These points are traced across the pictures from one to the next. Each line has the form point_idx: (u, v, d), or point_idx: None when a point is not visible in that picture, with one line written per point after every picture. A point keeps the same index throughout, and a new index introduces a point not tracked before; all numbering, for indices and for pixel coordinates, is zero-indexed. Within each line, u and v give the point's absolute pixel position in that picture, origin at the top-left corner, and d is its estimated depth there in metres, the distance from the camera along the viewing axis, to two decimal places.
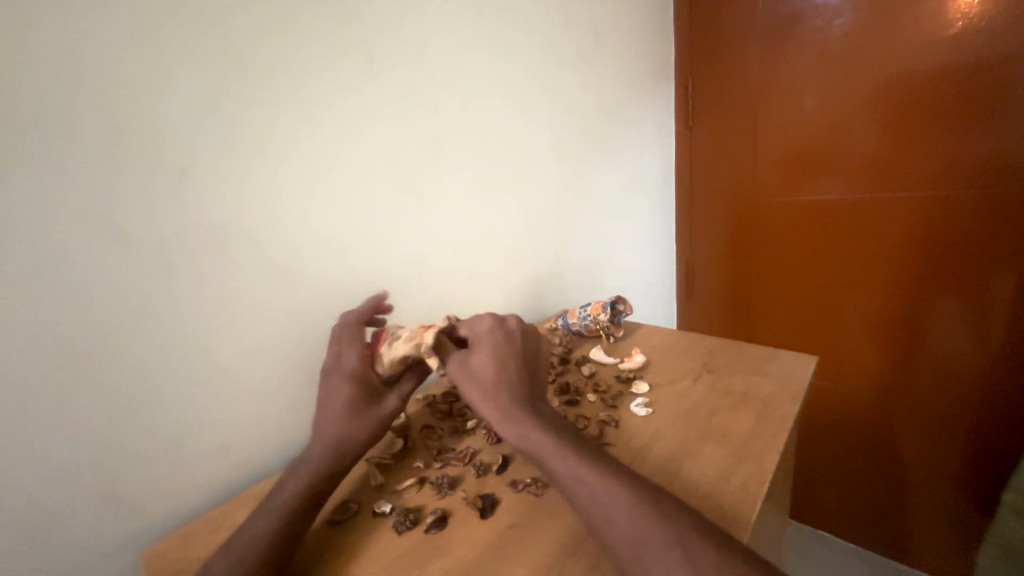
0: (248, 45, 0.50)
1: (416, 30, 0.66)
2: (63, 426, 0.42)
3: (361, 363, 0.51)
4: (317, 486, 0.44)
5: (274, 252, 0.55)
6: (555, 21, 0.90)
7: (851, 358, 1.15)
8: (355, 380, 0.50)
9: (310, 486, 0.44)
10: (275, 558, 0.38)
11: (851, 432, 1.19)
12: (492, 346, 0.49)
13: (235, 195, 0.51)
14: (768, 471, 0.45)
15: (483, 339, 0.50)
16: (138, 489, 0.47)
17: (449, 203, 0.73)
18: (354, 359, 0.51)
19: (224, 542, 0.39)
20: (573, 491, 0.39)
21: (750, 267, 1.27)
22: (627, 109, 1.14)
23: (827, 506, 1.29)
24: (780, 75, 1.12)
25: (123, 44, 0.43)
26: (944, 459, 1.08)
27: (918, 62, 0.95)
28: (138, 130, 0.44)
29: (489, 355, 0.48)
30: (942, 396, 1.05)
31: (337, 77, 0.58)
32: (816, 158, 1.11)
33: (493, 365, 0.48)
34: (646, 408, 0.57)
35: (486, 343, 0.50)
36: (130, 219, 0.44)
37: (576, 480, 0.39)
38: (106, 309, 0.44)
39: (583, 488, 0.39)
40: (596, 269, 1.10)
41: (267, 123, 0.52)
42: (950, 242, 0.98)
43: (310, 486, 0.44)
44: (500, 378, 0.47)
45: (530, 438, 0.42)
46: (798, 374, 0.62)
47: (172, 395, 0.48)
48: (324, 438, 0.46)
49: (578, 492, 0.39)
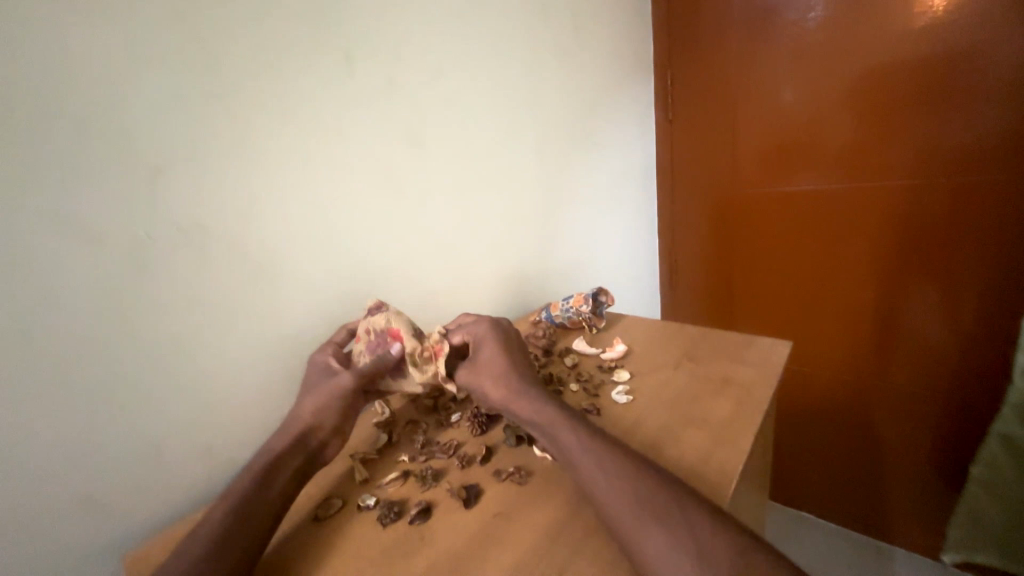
0: (219, 39, 0.49)
1: (392, 22, 0.65)
2: (36, 432, 0.41)
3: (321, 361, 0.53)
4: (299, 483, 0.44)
5: (252, 250, 0.54)
6: (534, 13, 0.90)
7: (827, 344, 1.19)
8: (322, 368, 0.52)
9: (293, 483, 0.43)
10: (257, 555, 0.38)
11: (829, 415, 1.23)
12: (497, 344, 0.52)
13: (210, 192, 0.50)
14: (745, 453, 0.47)
15: (485, 337, 0.53)
16: (117, 494, 0.46)
17: (430, 197, 0.73)
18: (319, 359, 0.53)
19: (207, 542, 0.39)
20: (580, 465, 0.41)
21: (730, 257, 1.30)
22: (608, 102, 1.14)
23: (807, 488, 1.33)
24: (758, 68, 1.14)
25: (88, 36, 0.41)
26: (917, 438, 1.12)
27: (889, 54, 0.97)
28: (106, 125, 0.43)
29: (496, 351, 0.51)
30: (915, 379, 1.09)
31: (313, 71, 0.57)
32: (793, 150, 1.13)
33: (502, 359, 0.51)
34: (627, 396, 0.58)
35: (490, 342, 0.53)
36: (100, 217, 0.43)
37: (581, 453, 0.42)
38: (79, 311, 0.42)
39: (587, 461, 0.41)
40: (580, 262, 1.11)
41: (242, 118, 0.52)
42: (920, 229, 1.02)
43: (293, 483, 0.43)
44: (510, 369, 0.50)
45: (544, 412, 0.46)
46: (774, 359, 0.64)
47: (151, 397, 0.48)
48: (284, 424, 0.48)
49: (584, 465, 0.41)
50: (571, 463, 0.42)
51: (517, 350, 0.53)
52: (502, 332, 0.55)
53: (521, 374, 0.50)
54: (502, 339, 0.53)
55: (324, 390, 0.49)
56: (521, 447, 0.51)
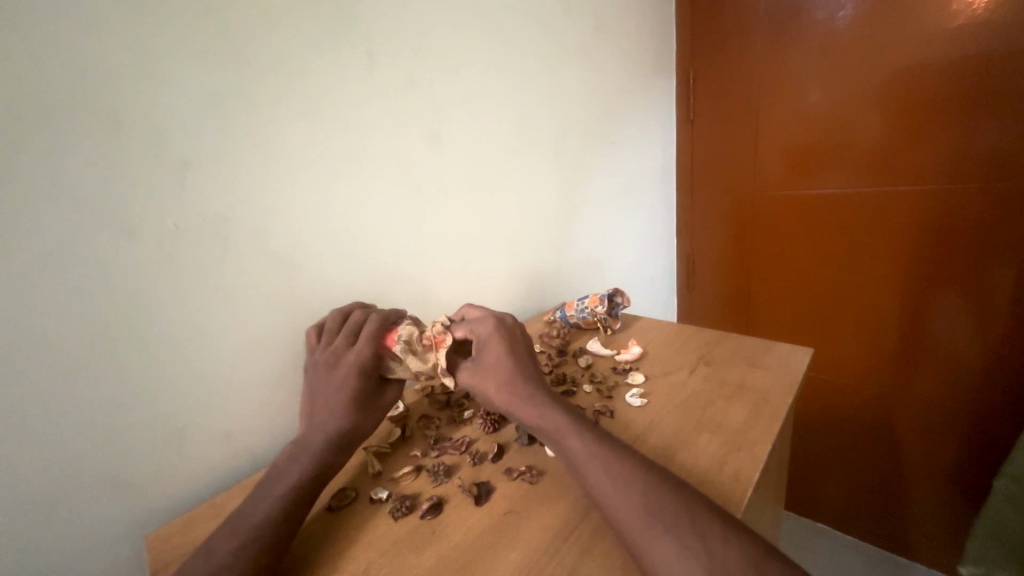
0: (247, 36, 0.50)
1: (413, 20, 0.65)
2: (67, 414, 0.43)
3: (370, 356, 0.51)
4: (314, 473, 0.45)
5: (273, 243, 0.55)
6: (554, 12, 0.89)
7: (849, 352, 1.16)
8: (355, 365, 0.50)
9: (308, 474, 0.44)
10: (272, 543, 0.38)
11: (849, 425, 1.20)
12: (501, 343, 0.50)
13: (235, 185, 0.51)
14: (762, 460, 0.46)
15: (490, 338, 0.51)
16: (141, 477, 0.48)
17: (447, 195, 0.73)
18: (366, 350, 0.51)
19: (224, 527, 0.40)
20: (591, 475, 0.40)
21: (749, 260, 1.28)
22: (628, 101, 1.13)
23: (824, 499, 1.30)
24: (783, 67, 1.11)
25: (123, 33, 0.42)
26: (942, 452, 1.08)
27: (922, 53, 0.94)
28: (138, 119, 0.44)
29: (503, 354, 0.49)
30: (942, 391, 1.05)
31: (336, 68, 0.58)
32: (817, 152, 1.10)
33: (506, 360, 0.49)
34: (641, 399, 0.58)
35: (495, 343, 0.50)
36: (131, 209, 0.44)
37: (593, 464, 0.41)
38: (109, 298, 0.44)
39: (596, 472, 0.40)
40: (596, 263, 1.10)
41: (266, 114, 0.53)
42: (951, 236, 0.98)
43: (308, 474, 0.44)
44: (517, 371, 0.48)
45: (551, 417, 0.45)
46: (794, 366, 0.62)
47: (174, 384, 0.49)
48: (321, 429, 0.47)
49: (595, 477, 0.40)
50: (580, 473, 0.41)
51: (522, 348, 0.52)
52: (506, 329, 0.53)
53: (527, 377, 0.48)
54: (507, 337, 0.51)
55: (381, 406, 0.52)
56: (533, 447, 0.51)
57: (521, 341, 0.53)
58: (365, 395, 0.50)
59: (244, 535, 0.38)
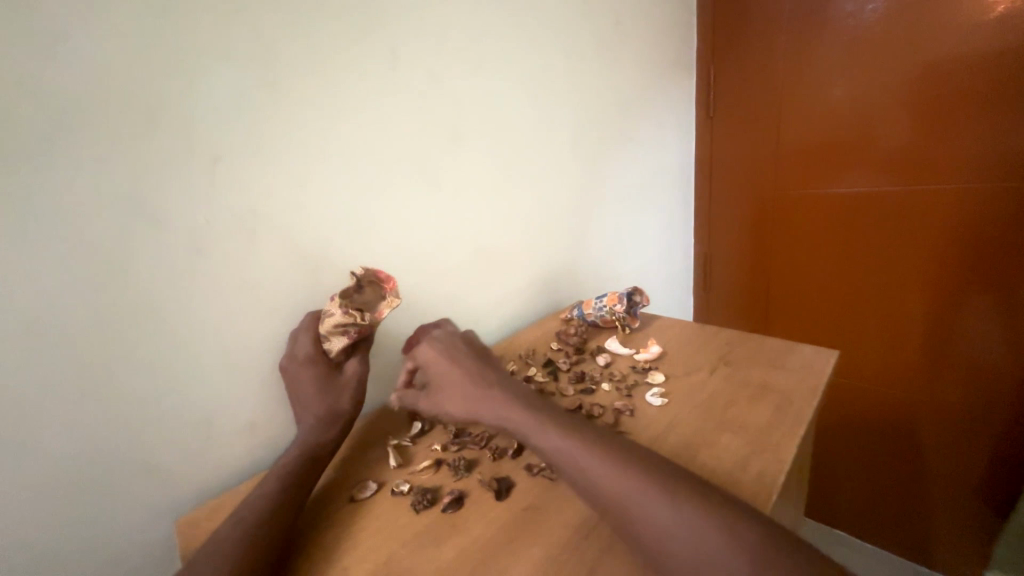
0: (276, 37, 0.51)
1: (434, 17, 0.66)
2: (105, 400, 0.44)
3: (313, 347, 0.53)
4: None
5: (298, 238, 0.56)
6: (574, 8, 0.88)
7: (872, 355, 1.13)
8: (305, 360, 0.52)
9: None
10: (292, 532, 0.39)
11: (871, 429, 1.17)
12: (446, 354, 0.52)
13: (261, 182, 0.52)
14: (787, 462, 0.45)
15: (434, 350, 0.52)
16: (170, 463, 0.49)
17: (466, 191, 0.74)
18: (305, 343, 0.53)
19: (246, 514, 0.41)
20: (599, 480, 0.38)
21: (768, 260, 1.25)
22: (648, 98, 1.12)
23: (844, 505, 1.27)
24: (807, 63, 1.08)
25: (159, 35, 0.44)
26: (969, 459, 1.04)
27: (954, 47, 0.91)
28: (173, 117, 0.45)
29: (447, 371, 0.50)
30: (970, 396, 1.01)
31: (359, 66, 0.59)
32: (841, 150, 1.07)
33: (454, 375, 0.49)
34: (662, 398, 0.57)
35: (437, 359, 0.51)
36: (166, 204, 0.46)
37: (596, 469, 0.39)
38: (144, 290, 0.45)
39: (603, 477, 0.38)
40: (613, 261, 1.09)
41: (292, 112, 0.53)
42: (984, 237, 0.94)
43: None
44: (467, 380, 0.49)
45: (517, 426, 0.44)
46: (819, 367, 0.61)
47: (202, 374, 0.51)
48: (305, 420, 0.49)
49: (603, 481, 0.38)
50: (583, 479, 0.39)
51: (464, 356, 0.51)
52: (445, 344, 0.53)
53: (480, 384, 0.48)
54: (443, 349, 0.52)
55: (345, 385, 0.52)
56: None
57: (459, 348, 0.53)
58: (321, 379, 0.52)
59: (268, 522, 0.39)
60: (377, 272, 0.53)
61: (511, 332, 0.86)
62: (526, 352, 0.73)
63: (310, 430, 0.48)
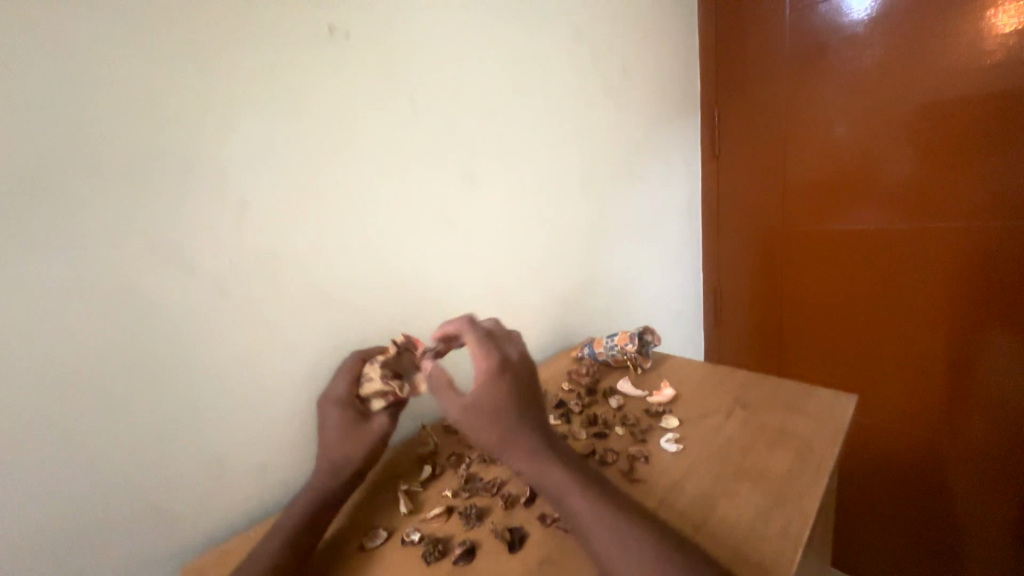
0: (305, 93, 0.55)
1: (453, 70, 0.70)
2: (124, 439, 0.45)
3: (347, 390, 0.53)
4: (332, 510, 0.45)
5: (318, 279, 0.58)
6: (585, 60, 0.93)
7: (891, 396, 1.10)
8: (338, 402, 0.52)
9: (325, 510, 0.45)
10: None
11: (895, 472, 1.12)
12: (506, 379, 0.45)
13: (286, 225, 0.55)
14: (809, 515, 0.43)
15: (496, 371, 0.45)
16: (180, 505, 0.49)
17: (480, 231, 0.76)
18: (342, 384, 0.53)
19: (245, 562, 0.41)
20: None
21: (776, 294, 1.25)
22: (654, 139, 1.15)
23: (871, 554, 1.20)
24: (809, 104, 1.12)
25: (200, 95, 0.48)
26: (1002, 508, 0.99)
27: (955, 91, 0.93)
28: (208, 167, 0.49)
29: (507, 394, 0.44)
30: (997, 439, 0.97)
31: (383, 118, 0.62)
32: (848, 187, 1.09)
33: (509, 402, 0.44)
34: (677, 444, 0.56)
35: (499, 380, 0.45)
36: (196, 248, 0.48)
37: None
38: (170, 331, 0.47)
39: None
40: (624, 297, 1.09)
41: (316, 160, 0.56)
42: (997, 277, 0.93)
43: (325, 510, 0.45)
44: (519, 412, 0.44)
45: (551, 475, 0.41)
46: (838, 413, 0.60)
47: (218, 413, 0.51)
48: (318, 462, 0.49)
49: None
50: None
51: (527, 387, 0.46)
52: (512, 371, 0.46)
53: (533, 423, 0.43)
54: (512, 375, 0.46)
55: (366, 436, 0.51)
56: None
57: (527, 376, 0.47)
58: (345, 422, 0.51)
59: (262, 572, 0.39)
60: (415, 341, 0.56)
61: None
62: None
63: (318, 476, 0.48)
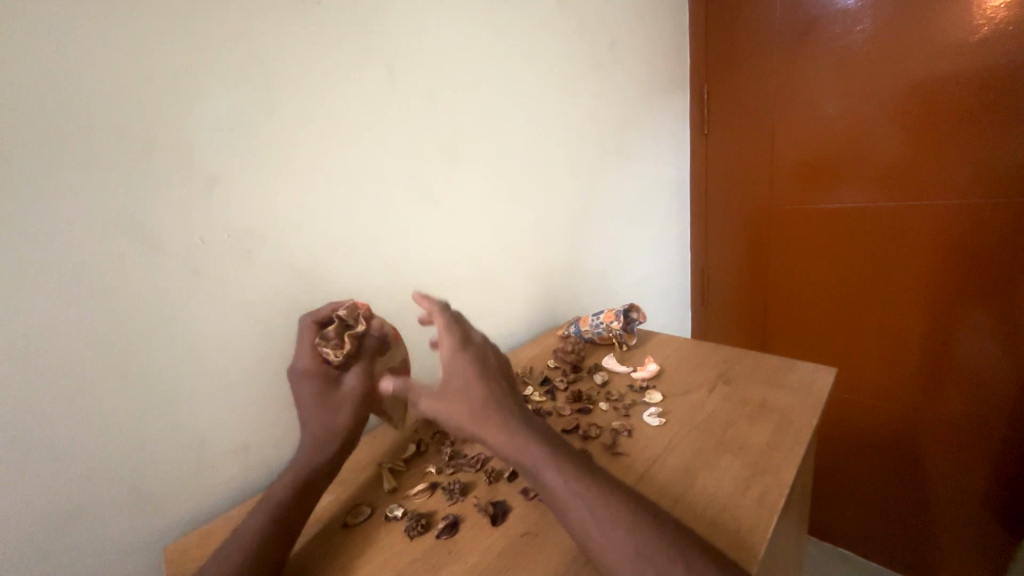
0: (275, 60, 0.52)
1: (433, 40, 0.67)
2: (97, 422, 0.44)
3: (311, 362, 0.50)
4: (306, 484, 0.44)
5: (295, 257, 0.56)
6: (571, 32, 0.91)
7: (871, 370, 1.12)
8: (309, 373, 0.49)
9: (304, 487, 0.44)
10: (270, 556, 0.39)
11: (871, 443, 1.16)
12: (469, 365, 0.46)
13: (259, 202, 0.53)
14: (786, 485, 0.44)
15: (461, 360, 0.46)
16: (160, 487, 0.48)
17: (463, 209, 0.74)
18: (306, 356, 0.50)
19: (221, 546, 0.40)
20: (612, 566, 0.35)
21: (762, 272, 1.26)
22: (643, 115, 1.13)
23: (846, 522, 1.25)
24: (799, 80, 1.10)
25: (162, 60, 0.45)
26: (971, 475, 1.03)
27: (942, 66, 0.92)
28: (173, 139, 0.46)
29: (474, 378, 0.45)
30: (968, 410, 1.01)
31: (360, 89, 0.60)
32: (834, 165, 1.09)
33: (478, 385, 0.44)
34: (660, 419, 0.57)
35: (464, 367, 0.45)
36: (165, 226, 0.46)
37: (618, 553, 0.35)
38: (140, 312, 0.45)
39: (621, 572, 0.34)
40: (610, 277, 1.09)
41: (289, 132, 0.54)
42: (975, 254, 0.95)
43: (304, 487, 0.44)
44: (488, 394, 0.44)
45: (527, 447, 0.40)
46: (817, 386, 0.61)
47: (194, 395, 0.50)
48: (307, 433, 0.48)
49: (615, 567, 0.35)
50: (600, 564, 0.35)
51: (493, 371, 0.47)
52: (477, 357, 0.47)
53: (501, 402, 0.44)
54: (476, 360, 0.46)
55: (344, 404, 0.49)
56: None
57: (493, 363, 0.48)
58: (320, 394, 0.49)
59: (240, 550, 0.39)
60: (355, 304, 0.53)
61: (508, 350, 0.86)
62: (522, 370, 0.72)
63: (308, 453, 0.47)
